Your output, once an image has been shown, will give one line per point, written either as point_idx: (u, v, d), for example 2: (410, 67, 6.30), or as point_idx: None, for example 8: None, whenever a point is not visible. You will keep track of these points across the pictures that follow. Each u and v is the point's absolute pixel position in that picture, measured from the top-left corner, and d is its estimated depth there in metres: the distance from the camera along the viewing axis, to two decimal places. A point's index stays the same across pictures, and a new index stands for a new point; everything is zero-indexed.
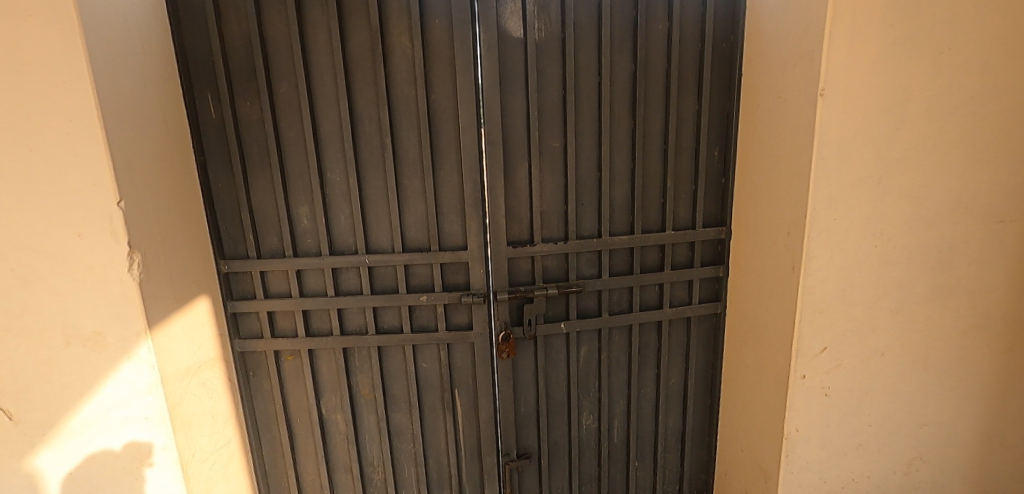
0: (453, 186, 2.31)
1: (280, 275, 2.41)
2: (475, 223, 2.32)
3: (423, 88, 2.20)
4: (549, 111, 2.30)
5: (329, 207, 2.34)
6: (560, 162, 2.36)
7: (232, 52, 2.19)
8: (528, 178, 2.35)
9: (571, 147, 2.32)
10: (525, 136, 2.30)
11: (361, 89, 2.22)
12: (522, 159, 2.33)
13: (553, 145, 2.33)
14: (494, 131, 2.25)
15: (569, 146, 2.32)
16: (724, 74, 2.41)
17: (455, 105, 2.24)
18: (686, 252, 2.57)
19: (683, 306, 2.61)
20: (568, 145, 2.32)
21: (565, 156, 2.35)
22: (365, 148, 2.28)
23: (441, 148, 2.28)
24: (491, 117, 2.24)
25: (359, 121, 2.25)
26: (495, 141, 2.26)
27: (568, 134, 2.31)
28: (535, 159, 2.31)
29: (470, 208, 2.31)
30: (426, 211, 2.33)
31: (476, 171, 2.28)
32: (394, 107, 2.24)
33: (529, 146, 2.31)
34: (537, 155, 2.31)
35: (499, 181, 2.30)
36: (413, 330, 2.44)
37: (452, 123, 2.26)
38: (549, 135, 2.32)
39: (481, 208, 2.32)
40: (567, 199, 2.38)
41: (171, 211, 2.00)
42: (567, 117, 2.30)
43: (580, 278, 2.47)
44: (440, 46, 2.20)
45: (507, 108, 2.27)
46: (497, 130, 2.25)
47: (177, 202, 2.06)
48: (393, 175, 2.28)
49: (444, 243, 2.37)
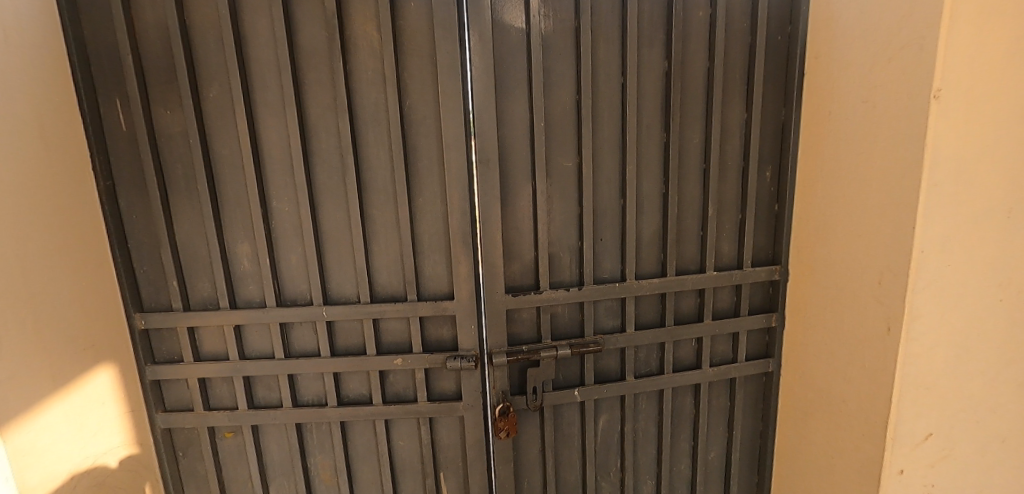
0: (435, 217, 1.80)
1: (214, 332, 1.88)
2: (466, 265, 1.79)
3: (395, 93, 1.69)
4: (559, 121, 1.78)
5: (275, 245, 1.82)
6: (573, 187, 1.84)
7: (146, 45, 1.69)
8: (532, 207, 1.83)
9: (588, 168, 1.80)
10: (528, 153, 1.79)
11: (316, 94, 1.71)
12: (524, 183, 1.80)
13: (563, 165, 1.81)
14: (488, 147, 1.73)
15: (584, 166, 1.80)
16: (779, 74, 1.90)
17: (437, 114, 1.73)
18: (729, 297, 2.05)
19: (726, 364, 2.09)
20: (583, 165, 1.80)
21: (579, 178, 1.83)
22: (321, 170, 1.76)
23: (420, 169, 1.76)
24: (484, 129, 1.72)
25: (313, 136, 1.74)
26: (489, 160, 1.74)
27: (584, 151, 1.79)
28: (541, 183, 1.79)
29: (457, 247, 1.78)
30: (401, 250, 1.81)
31: (466, 198, 1.76)
32: (358, 118, 1.73)
33: (533, 166, 1.79)
34: (544, 177, 1.79)
35: (496, 211, 1.77)
36: (386, 401, 1.91)
37: (434, 137, 1.74)
38: (559, 152, 1.80)
39: (472, 246, 1.79)
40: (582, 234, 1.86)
41: (35, 257, 1.53)
42: (581, 129, 1.78)
43: (599, 332, 1.95)
44: (417, 38, 1.69)
45: (504, 117, 1.75)
46: (492, 145, 1.73)
47: (52, 242, 1.59)
48: (356, 204, 1.76)
49: (424, 291, 1.85)
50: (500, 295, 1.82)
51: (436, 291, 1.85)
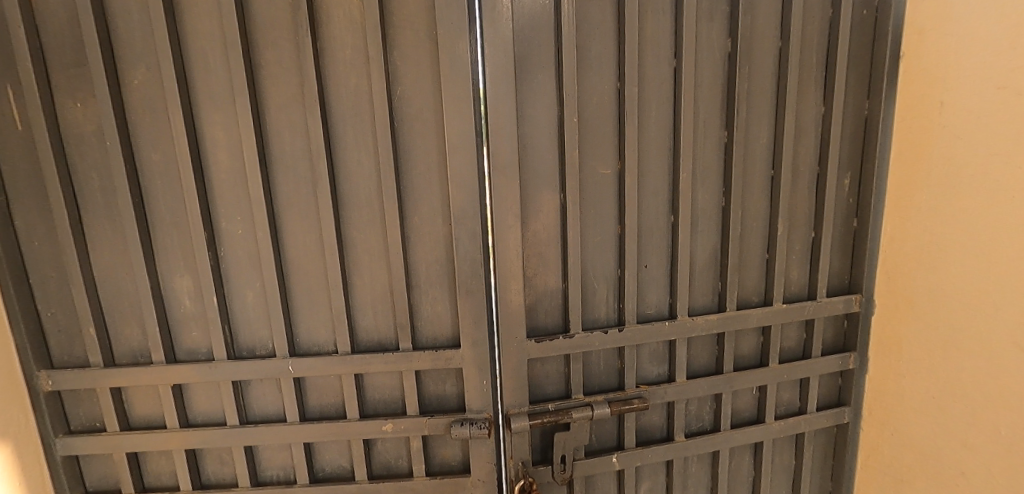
0: (434, 242, 1.38)
1: (147, 393, 1.45)
2: (476, 304, 1.38)
3: (382, 79, 1.28)
4: (595, 117, 1.38)
5: (226, 281, 1.40)
6: (612, 201, 1.43)
7: (46, 17, 1.26)
8: (560, 228, 1.42)
9: (632, 177, 1.40)
10: (555, 158, 1.38)
11: (277, 81, 1.30)
12: (550, 197, 1.40)
13: (599, 174, 1.41)
14: (506, 151, 1.32)
15: (627, 175, 1.40)
16: (862, 59, 1.52)
17: (438, 107, 1.32)
18: (797, 335, 1.66)
19: (792, 417, 1.69)
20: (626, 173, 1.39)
21: (620, 190, 1.42)
22: (285, 181, 1.34)
23: (415, 180, 1.35)
24: (501, 127, 1.31)
25: (273, 137, 1.32)
26: (507, 167, 1.33)
27: (627, 155, 1.39)
28: (572, 197, 1.38)
29: (464, 280, 1.37)
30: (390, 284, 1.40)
31: (477, 217, 1.34)
32: (333, 112, 1.31)
33: (561, 174, 1.39)
34: (577, 189, 1.37)
35: (515, 233, 1.36)
36: (371, 477, 1.49)
37: (434, 138, 1.33)
38: (595, 156, 1.40)
39: (484, 279, 1.38)
40: (623, 261, 1.45)
41: None
42: (622, 126, 1.38)
43: (641, 383, 1.54)
44: (410, 7, 1.28)
45: (524, 111, 1.34)
46: (510, 148, 1.32)
47: None
48: (331, 226, 1.34)
49: (420, 336, 1.43)
50: (521, 342, 1.41)
51: (437, 337, 1.44)
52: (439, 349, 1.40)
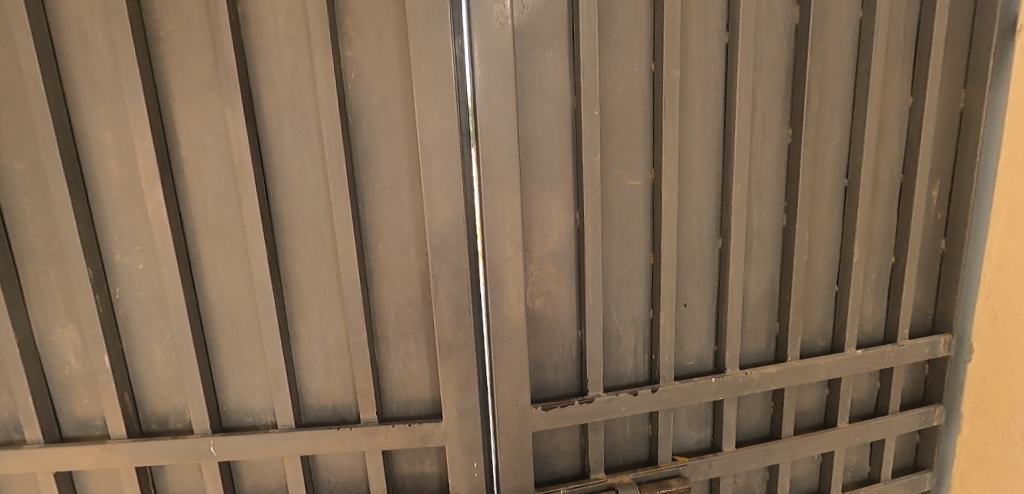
0: (405, 279, 1.02)
1: (24, 479, 1.08)
2: (463, 363, 1.02)
3: (328, 58, 0.91)
4: (621, 111, 1.02)
5: (125, 332, 1.04)
6: (643, 222, 1.08)
7: None
8: (574, 259, 1.06)
9: (671, 191, 1.04)
10: (568, 166, 1.02)
11: (184, 62, 0.93)
12: (561, 217, 1.04)
13: (626, 188, 1.05)
14: (501, 157, 0.96)
15: (664, 188, 1.04)
16: (961, 34, 1.18)
17: (409, 97, 0.96)
18: (869, 385, 1.32)
19: (863, 486, 1.35)
20: (663, 185, 1.04)
21: (654, 207, 1.07)
22: (199, 198, 0.98)
23: (377, 197, 0.99)
24: (495, 124, 0.95)
25: (181, 138, 0.96)
26: (503, 179, 0.97)
27: (664, 162, 1.03)
28: (592, 218, 1.02)
29: (446, 332, 1.01)
30: (346, 336, 1.04)
31: (463, 246, 0.98)
32: (263, 105, 0.95)
33: (576, 188, 1.03)
34: (598, 207, 1.02)
35: (515, 268, 1.01)
36: None
37: (403, 139, 0.97)
38: (621, 163, 1.04)
39: (473, 331, 1.02)
40: (657, 302, 1.10)
41: None
42: (658, 123, 1.02)
43: (679, 455, 1.20)
44: None
45: (526, 102, 0.98)
46: (507, 152, 0.96)
47: None
48: (262, 260, 0.98)
49: (389, 403, 1.08)
50: (523, 412, 1.05)
51: (411, 403, 1.08)
52: (414, 422, 1.04)
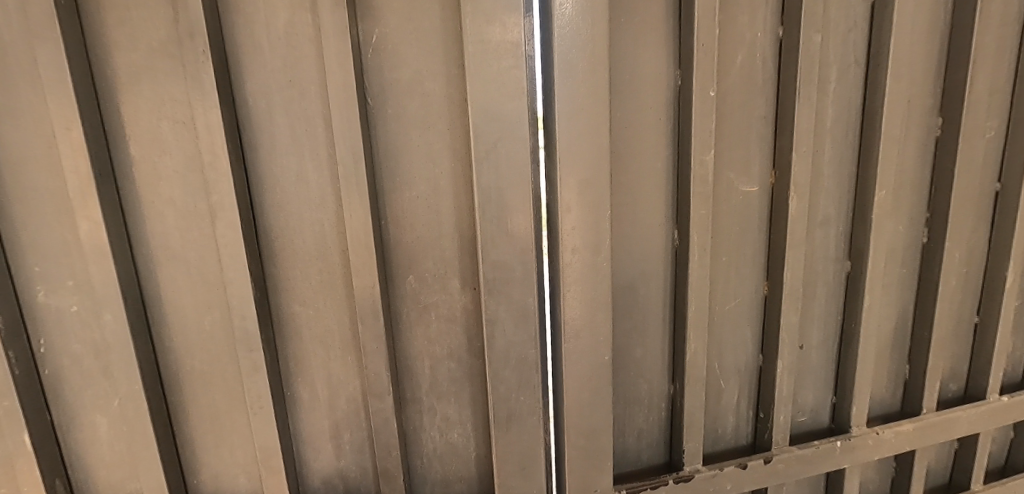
0: (443, 322, 0.75)
1: None
2: (526, 438, 0.74)
3: (338, 10, 0.62)
4: (737, 90, 0.74)
5: (55, 399, 0.75)
6: (757, 239, 0.81)
7: None
8: (667, 290, 0.80)
9: (803, 200, 0.77)
10: (663, 166, 0.75)
11: (130, 18, 0.65)
12: (653, 236, 0.77)
13: (738, 195, 0.78)
14: (585, 157, 0.67)
15: (793, 197, 0.76)
16: None
17: (454, 69, 0.68)
18: (1003, 435, 1.07)
19: None
20: (792, 192, 0.76)
21: (773, 221, 0.80)
22: (154, 216, 0.70)
23: (408, 211, 0.71)
24: (578, 108, 0.65)
25: (128, 131, 0.68)
26: (587, 188, 0.68)
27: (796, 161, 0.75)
28: (701, 239, 0.74)
29: (503, 396, 0.72)
30: (365, 398, 0.76)
31: (531, 281, 0.70)
32: (246, 80, 0.67)
33: (675, 196, 0.76)
34: (709, 224, 0.73)
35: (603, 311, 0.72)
36: None
37: (444, 129, 0.69)
38: (734, 162, 0.77)
39: (539, 396, 0.73)
40: (771, 344, 0.83)
41: None
42: (784, 108, 0.75)
43: None
44: None
45: (613, 76, 0.70)
46: (593, 150, 0.67)
47: None
48: (248, 299, 0.70)
49: (422, 485, 0.80)
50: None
51: (450, 483, 0.80)
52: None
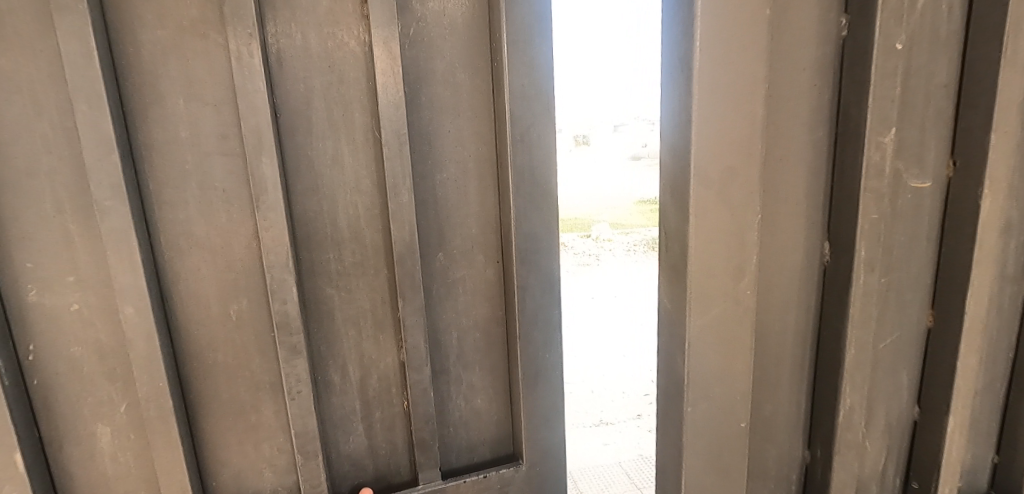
0: (473, 296, 0.81)
1: None
2: (550, 392, 0.83)
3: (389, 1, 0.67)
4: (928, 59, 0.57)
5: (47, 410, 0.68)
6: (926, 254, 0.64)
7: None
8: (812, 321, 0.67)
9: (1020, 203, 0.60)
10: (816, 163, 0.62)
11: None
12: (777, 232, 0.63)
13: (868, 213, 0.59)
14: (726, 122, 0.55)
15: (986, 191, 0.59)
16: None
17: (480, 58, 0.75)
18: None
19: None
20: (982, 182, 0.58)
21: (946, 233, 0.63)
22: (183, 201, 0.68)
23: (439, 189, 0.76)
24: (732, 68, 0.53)
25: (154, 112, 0.65)
26: (731, 178, 0.56)
27: (992, 161, 0.58)
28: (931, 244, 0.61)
29: (531, 355, 0.81)
30: (400, 373, 0.80)
31: (553, 249, 0.79)
32: (287, 61, 0.68)
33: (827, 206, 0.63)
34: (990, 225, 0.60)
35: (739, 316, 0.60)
36: None
37: (470, 113, 0.76)
38: (1018, 114, 0.58)
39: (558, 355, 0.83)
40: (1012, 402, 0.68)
41: None
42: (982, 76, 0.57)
43: None
44: None
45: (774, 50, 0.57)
46: (735, 123, 0.55)
47: None
48: (286, 282, 0.69)
49: (448, 454, 0.84)
50: None
51: (473, 449, 0.86)
52: (489, 471, 0.83)
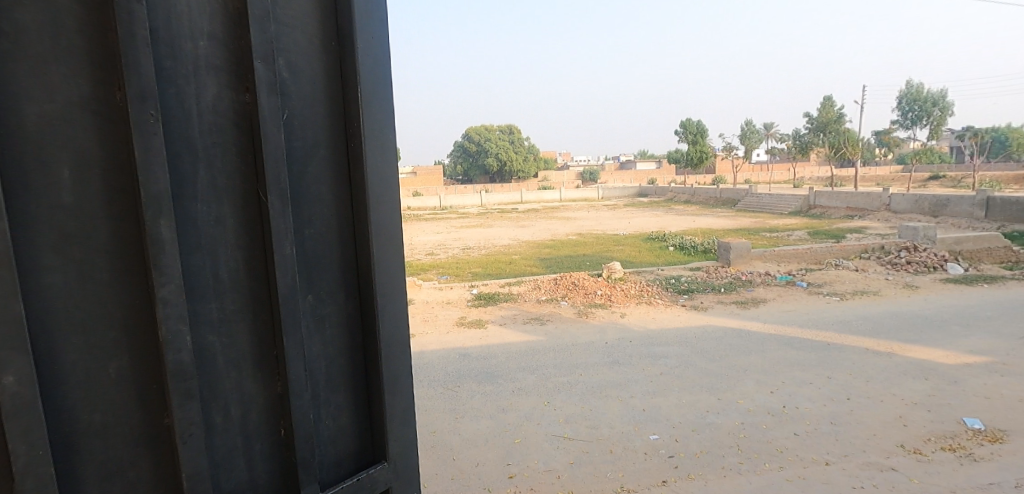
0: (331, 332, 1.18)
1: None
2: (382, 389, 1.27)
3: (271, 94, 0.99)
4: None
5: None
6: None
7: None
8: None
9: None
10: None
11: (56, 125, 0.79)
12: None
13: None
14: None
15: None
16: None
17: (340, 147, 1.18)
18: None
19: None
20: None
21: None
22: (73, 287, 0.81)
23: (308, 244, 1.12)
24: None
25: (49, 213, 0.79)
26: None
27: None
28: None
29: (371, 368, 1.25)
30: (277, 402, 1.08)
31: (399, 286, 1.30)
32: (179, 138, 0.91)
33: None
34: None
35: None
36: None
37: (335, 185, 1.18)
38: None
39: (404, 365, 1.33)
40: None
41: None
42: None
43: None
44: (301, 68, 1.09)
45: None
46: None
47: None
48: (179, 333, 0.89)
49: (323, 461, 1.17)
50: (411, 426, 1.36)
51: (339, 459, 1.22)
52: (363, 474, 1.25)
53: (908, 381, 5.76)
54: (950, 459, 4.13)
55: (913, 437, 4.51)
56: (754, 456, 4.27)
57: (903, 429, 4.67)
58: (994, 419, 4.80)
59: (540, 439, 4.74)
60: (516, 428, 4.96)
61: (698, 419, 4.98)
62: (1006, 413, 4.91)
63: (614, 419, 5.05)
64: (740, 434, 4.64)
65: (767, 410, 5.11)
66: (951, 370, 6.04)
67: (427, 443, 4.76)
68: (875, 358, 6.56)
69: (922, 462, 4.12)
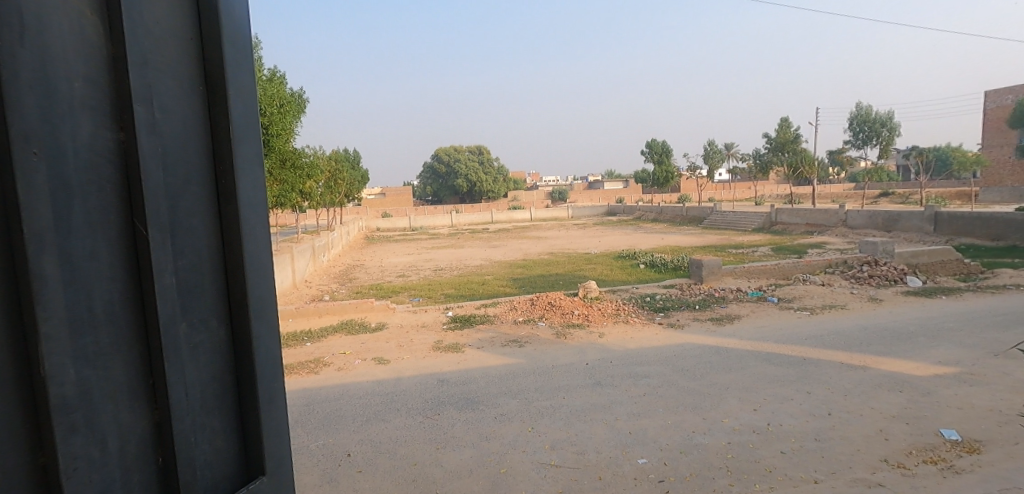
0: (200, 359, 1.03)
1: None
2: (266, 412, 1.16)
3: (152, 132, 0.91)
4: None
5: None
6: None
7: None
8: None
9: None
10: None
11: None
12: None
13: None
14: None
15: None
16: None
17: (206, 166, 1.06)
18: None
19: None
20: None
21: None
22: None
23: (185, 271, 1.00)
24: None
25: None
26: None
27: None
28: None
29: (249, 388, 1.13)
30: (154, 433, 0.94)
31: (272, 306, 1.20)
32: (52, 169, 0.78)
33: None
34: None
35: None
36: None
37: (207, 199, 1.05)
38: None
39: (277, 383, 1.22)
40: None
41: None
42: None
43: None
44: (161, 69, 0.95)
45: None
46: None
47: None
48: (63, 366, 0.79)
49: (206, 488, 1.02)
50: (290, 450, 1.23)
51: (218, 484, 1.06)
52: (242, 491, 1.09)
53: (886, 394, 5.60)
54: (933, 473, 3.92)
55: (897, 451, 4.31)
56: (745, 477, 3.98)
57: (887, 442, 4.47)
58: (976, 431, 4.63)
59: (525, 468, 4.34)
60: (501, 457, 4.55)
61: (687, 441, 4.67)
62: (985, 423, 4.77)
63: (599, 444, 4.70)
64: (728, 455, 4.34)
65: (750, 428, 4.86)
66: (924, 381, 5.94)
67: (407, 477, 4.30)
68: (848, 371, 6.42)
69: (908, 476, 3.91)
